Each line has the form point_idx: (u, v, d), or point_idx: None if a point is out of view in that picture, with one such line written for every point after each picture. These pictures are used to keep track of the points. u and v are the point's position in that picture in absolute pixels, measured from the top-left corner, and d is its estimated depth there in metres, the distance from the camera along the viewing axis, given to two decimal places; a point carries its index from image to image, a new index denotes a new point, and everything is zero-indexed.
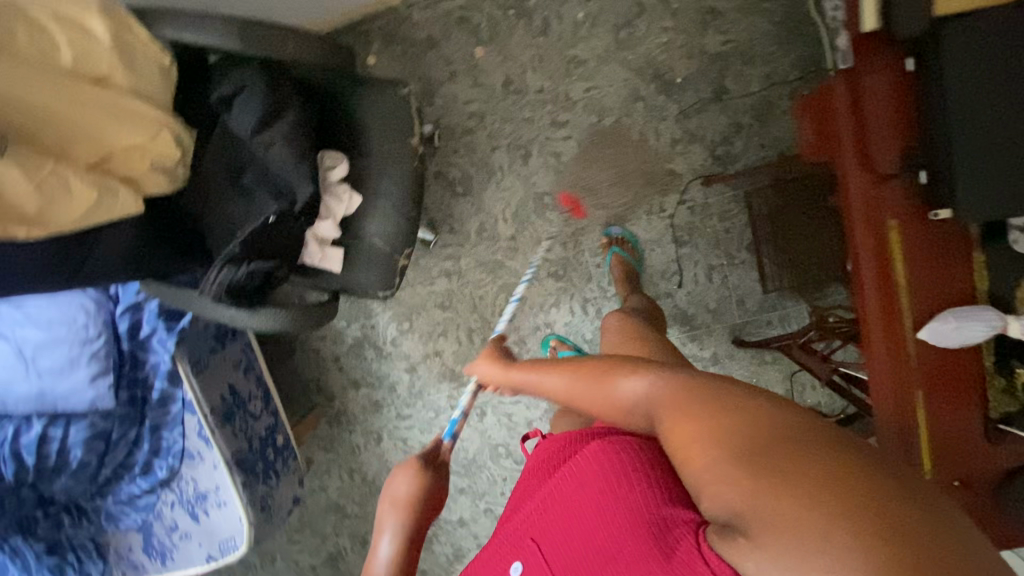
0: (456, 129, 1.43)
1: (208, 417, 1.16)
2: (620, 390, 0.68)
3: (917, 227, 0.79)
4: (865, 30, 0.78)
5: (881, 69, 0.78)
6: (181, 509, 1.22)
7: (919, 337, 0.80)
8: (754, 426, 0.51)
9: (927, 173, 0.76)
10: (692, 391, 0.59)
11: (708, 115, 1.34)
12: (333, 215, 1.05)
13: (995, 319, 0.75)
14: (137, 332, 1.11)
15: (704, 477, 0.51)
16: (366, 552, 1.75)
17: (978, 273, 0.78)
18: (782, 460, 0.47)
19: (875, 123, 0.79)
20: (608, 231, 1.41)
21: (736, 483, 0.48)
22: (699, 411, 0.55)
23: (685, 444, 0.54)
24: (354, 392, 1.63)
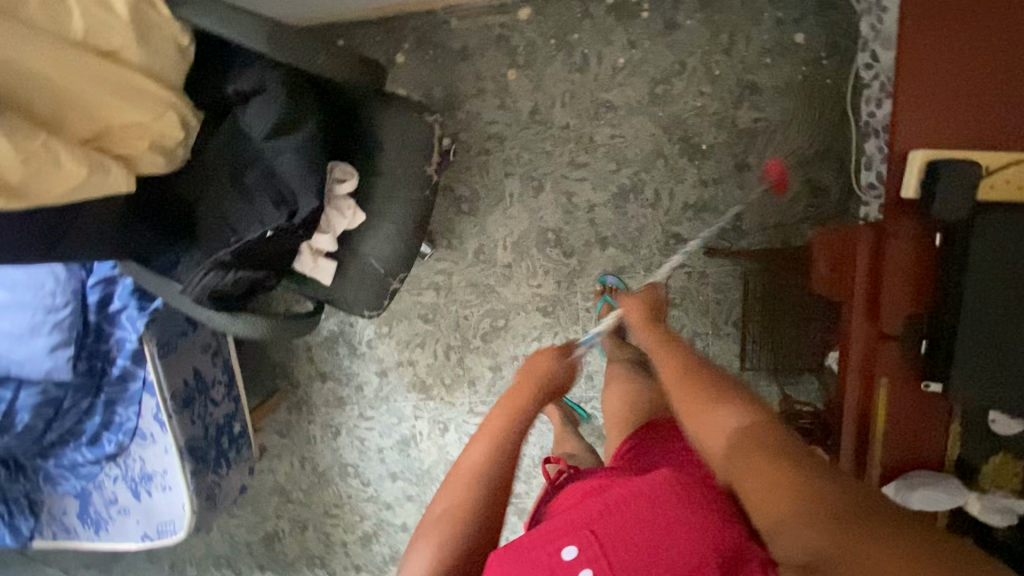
0: (472, 146, 1.39)
1: (167, 402, 1.12)
2: (715, 417, 0.67)
3: (907, 385, 0.89)
4: (905, 195, 0.85)
5: (906, 237, 0.86)
6: (123, 485, 1.20)
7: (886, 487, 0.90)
8: (831, 486, 0.53)
9: (926, 344, 0.85)
10: (760, 432, 0.62)
11: (725, 187, 1.33)
12: (333, 230, 1.01)
13: (956, 492, 0.85)
14: (106, 305, 1.07)
15: (777, 523, 0.54)
16: (303, 538, 1.76)
17: (952, 440, 0.88)
18: (865, 526, 0.48)
19: (892, 286, 0.87)
20: (602, 278, 1.39)
21: (813, 534, 0.50)
22: (777, 456, 0.58)
23: (757, 487, 0.57)
24: (320, 384, 1.61)
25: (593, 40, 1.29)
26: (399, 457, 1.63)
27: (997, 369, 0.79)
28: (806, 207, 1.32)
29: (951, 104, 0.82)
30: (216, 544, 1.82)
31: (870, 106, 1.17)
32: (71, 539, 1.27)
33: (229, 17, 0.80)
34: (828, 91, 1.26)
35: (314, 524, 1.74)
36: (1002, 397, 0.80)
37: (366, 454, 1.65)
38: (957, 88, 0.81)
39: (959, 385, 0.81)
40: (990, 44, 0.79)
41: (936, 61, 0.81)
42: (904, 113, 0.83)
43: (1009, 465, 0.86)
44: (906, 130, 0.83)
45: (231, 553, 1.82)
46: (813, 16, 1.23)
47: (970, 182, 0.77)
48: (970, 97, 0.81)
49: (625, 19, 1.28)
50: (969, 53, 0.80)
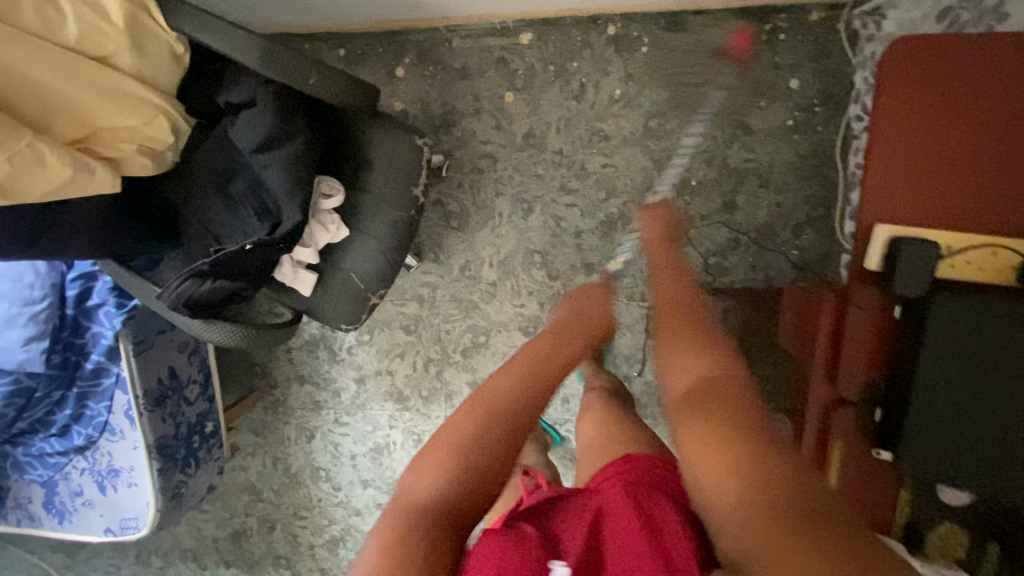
0: (465, 164, 1.40)
1: (139, 399, 1.13)
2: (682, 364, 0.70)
3: (859, 452, 0.91)
4: (869, 266, 0.87)
5: (866, 309, 0.89)
6: (90, 478, 1.20)
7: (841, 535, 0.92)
8: (773, 468, 0.56)
9: (879, 414, 0.88)
10: (709, 399, 0.62)
11: (711, 224, 1.34)
12: (315, 244, 1.01)
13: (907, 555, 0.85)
14: (85, 300, 1.07)
15: (710, 502, 0.58)
16: (271, 537, 1.76)
17: (902, 506, 0.90)
18: (785, 508, 0.53)
19: (849, 355, 0.90)
20: None
21: (744, 527, 0.54)
22: (729, 429, 0.60)
23: (696, 469, 0.61)
24: (297, 387, 1.62)
25: (591, 70, 1.30)
26: (371, 464, 1.64)
27: (950, 446, 0.80)
28: (789, 249, 1.33)
29: (912, 182, 0.85)
30: (183, 537, 1.82)
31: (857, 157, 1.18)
32: (34, 527, 1.27)
33: (225, 32, 0.81)
34: (818, 138, 1.27)
35: (282, 524, 1.74)
36: (947, 475, 0.81)
37: (339, 459, 1.65)
38: (928, 167, 0.84)
39: (907, 459, 0.83)
40: (947, 127, 0.83)
41: (905, 141, 0.85)
42: (874, 189, 0.86)
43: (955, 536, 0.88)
44: (875, 204, 0.86)
45: (197, 547, 1.82)
46: (810, 63, 1.24)
47: (925, 264, 0.81)
48: (939, 178, 0.84)
49: (624, 51, 1.29)
50: (938, 135, 0.84)
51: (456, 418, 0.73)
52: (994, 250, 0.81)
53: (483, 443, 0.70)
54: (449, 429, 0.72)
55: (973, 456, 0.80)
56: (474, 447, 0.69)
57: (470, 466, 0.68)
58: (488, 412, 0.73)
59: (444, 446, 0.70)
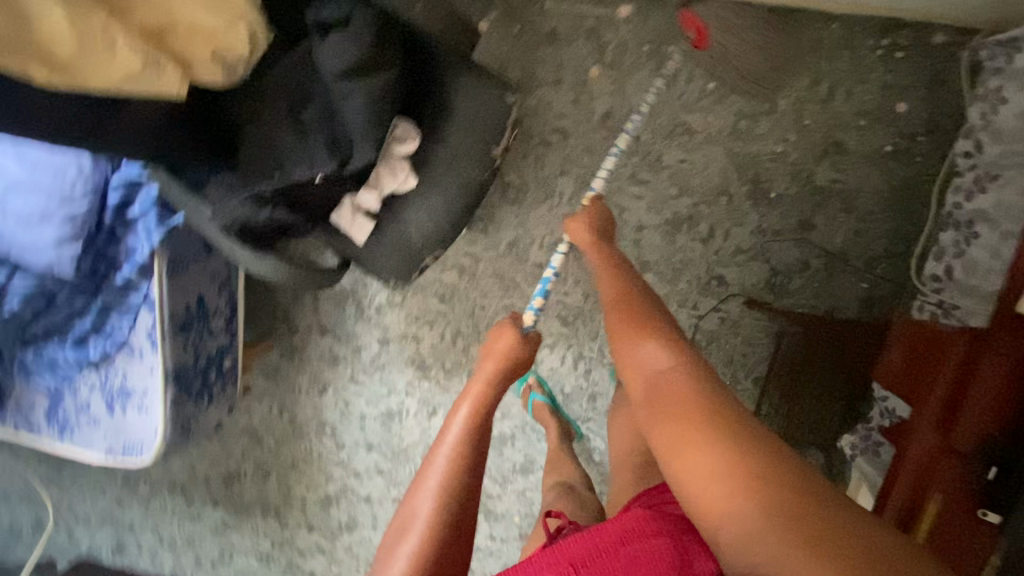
0: (534, 135, 1.32)
1: (165, 322, 1.06)
2: (647, 359, 0.78)
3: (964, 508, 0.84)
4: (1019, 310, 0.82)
5: (1000, 358, 0.84)
6: (99, 395, 1.14)
7: None
8: (752, 464, 0.61)
9: (994, 472, 0.81)
10: (703, 398, 0.69)
11: (783, 241, 1.27)
12: (380, 189, 0.94)
13: None
14: (125, 209, 1.00)
15: (720, 517, 0.60)
16: (263, 485, 1.72)
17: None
18: (793, 500, 0.58)
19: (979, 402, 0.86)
20: None
21: (761, 528, 0.57)
22: (701, 428, 0.65)
23: (699, 484, 0.62)
24: (318, 338, 1.56)
25: (687, 57, 1.22)
26: (380, 428, 1.59)
27: None
28: (859, 281, 1.26)
29: None
30: (173, 470, 1.78)
31: (958, 196, 1.12)
32: (32, 436, 1.21)
33: None
34: (914, 170, 1.20)
35: (278, 474, 1.70)
36: None
37: (347, 418, 1.60)
38: None
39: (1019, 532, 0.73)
40: None
41: None
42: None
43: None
44: None
45: (186, 482, 1.77)
46: (921, 89, 1.17)
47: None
48: None
49: None
50: None
51: (409, 515, 0.83)
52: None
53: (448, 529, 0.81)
54: (417, 510, 0.83)
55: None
56: (448, 512, 0.82)
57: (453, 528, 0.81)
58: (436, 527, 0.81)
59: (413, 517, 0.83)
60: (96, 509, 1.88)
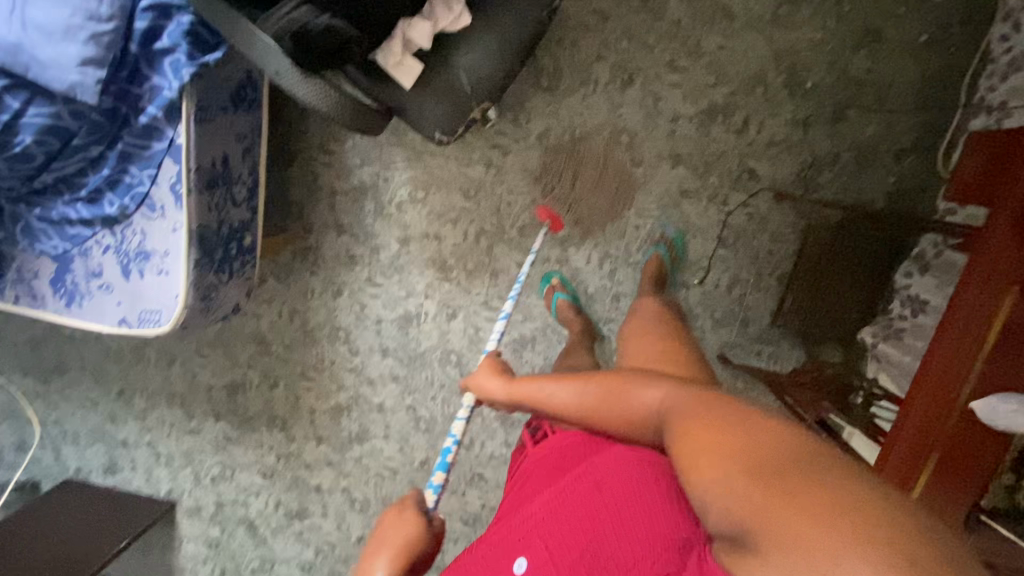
0: (571, 18, 1.29)
1: (191, 174, 1.00)
2: (637, 398, 0.73)
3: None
4: None
5: None
6: (113, 258, 1.07)
7: (972, 405, 0.71)
8: (750, 445, 0.55)
9: None
10: (712, 403, 0.63)
11: (816, 133, 1.28)
12: (434, 22, 0.89)
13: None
14: (153, 40, 0.93)
15: (713, 489, 0.55)
16: (270, 395, 1.67)
17: None
18: (785, 474, 0.51)
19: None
20: (664, 224, 1.37)
21: (743, 496, 0.52)
22: (714, 422, 0.60)
23: (697, 463, 0.58)
24: (334, 237, 1.50)
25: None
26: (396, 333, 1.56)
27: None
28: (887, 176, 1.28)
29: None
30: (173, 381, 1.70)
31: (991, 81, 1.15)
32: (35, 307, 1.13)
33: None
34: (948, 61, 1.21)
35: (286, 383, 1.65)
36: None
37: (362, 322, 1.56)
38: None
39: None
40: None
41: None
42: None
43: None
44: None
45: (187, 394, 1.70)
46: None
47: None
48: None
49: None
50: None
51: None
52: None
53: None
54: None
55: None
56: None
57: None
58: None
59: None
60: (87, 425, 1.78)
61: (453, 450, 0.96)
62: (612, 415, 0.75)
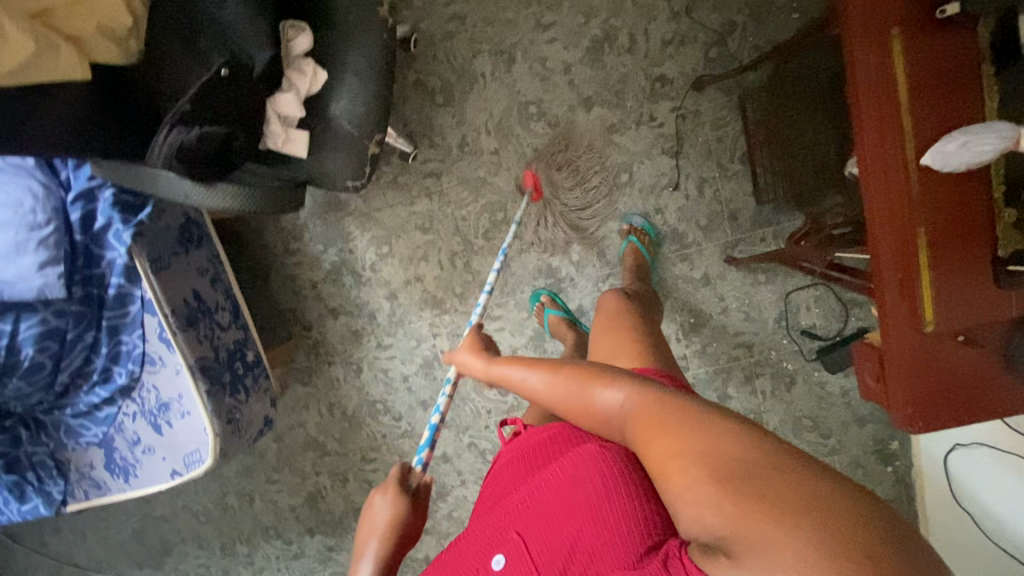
0: (435, 34, 1.36)
1: (169, 318, 1.09)
2: (597, 398, 0.67)
3: (925, 40, 0.63)
4: None
5: None
6: (144, 421, 1.16)
7: (924, 166, 0.64)
8: (716, 445, 0.49)
9: None
10: (677, 410, 0.56)
11: (700, 13, 1.27)
12: (296, 90, 0.97)
13: (1007, 129, 0.60)
14: (91, 224, 1.05)
15: (682, 496, 0.49)
16: (346, 491, 1.70)
17: (988, 94, 0.63)
18: (751, 478, 0.46)
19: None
20: (628, 219, 1.38)
21: (708, 502, 0.47)
22: (673, 430, 0.53)
23: (663, 469, 0.51)
24: (333, 321, 1.57)
25: None
26: (425, 382, 1.57)
27: None
28: (789, 14, 1.24)
29: None
30: (261, 516, 1.76)
31: None
32: (104, 494, 1.23)
33: None
34: None
35: (354, 473, 1.68)
36: None
37: (392, 387, 1.59)
38: None
39: None
40: None
41: None
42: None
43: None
44: None
45: (278, 523, 1.76)
46: None
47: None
48: None
49: None
50: None
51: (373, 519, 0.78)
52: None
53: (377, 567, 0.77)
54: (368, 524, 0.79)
55: None
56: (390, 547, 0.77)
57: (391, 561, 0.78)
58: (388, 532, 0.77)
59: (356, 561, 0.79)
60: None
61: (437, 425, 0.92)
62: (575, 412, 0.70)
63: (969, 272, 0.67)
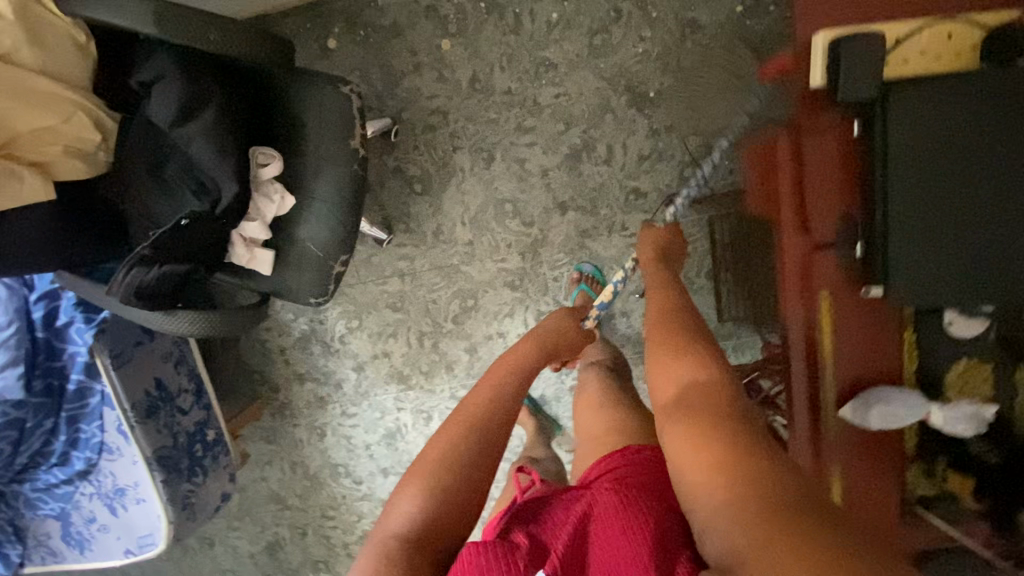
0: (416, 124, 1.36)
1: (128, 413, 1.11)
2: (670, 377, 0.68)
3: (850, 302, 0.73)
4: (813, 86, 0.70)
5: (825, 133, 0.70)
6: (100, 502, 1.19)
7: (840, 415, 0.75)
8: (755, 474, 0.51)
9: (862, 247, 0.71)
10: (731, 422, 0.59)
11: (679, 133, 1.28)
12: (262, 216, 0.98)
13: (919, 405, 0.72)
14: (53, 320, 1.07)
15: (714, 520, 0.52)
16: (304, 544, 1.74)
17: (907, 354, 0.74)
18: (783, 514, 0.47)
19: (814, 189, 0.72)
20: (579, 266, 1.37)
21: (737, 525, 0.48)
22: (708, 445, 0.57)
23: (704, 485, 0.54)
24: (300, 386, 1.59)
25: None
26: (387, 451, 1.61)
27: (948, 207, 0.65)
28: None
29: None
30: (220, 559, 1.80)
31: None
32: (60, 561, 1.27)
33: (117, 5, 0.77)
34: (770, 20, 1.19)
35: (312, 528, 1.72)
36: (952, 293, 0.67)
37: (354, 452, 1.62)
38: None
39: (900, 276, 0.68)
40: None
41: None
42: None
43: (979, 369, 0.72)
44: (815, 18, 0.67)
45: (236, 567, 1.80)
46: None
47: (875, 53, 0.63)
48: None
49: None
50: None
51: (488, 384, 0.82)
52: (947, 31, 0.66)
53: (449, 468, 0.70)
54: (460, 411, 0.77)
55: (959, 261, 0.66)
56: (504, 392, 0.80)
57: (452, 464, 0.70)
58: (478, 427, 0.74)
59: (425, 468, 0.70)
60: None
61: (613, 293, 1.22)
62: (654, 383, 0.71)
63: (878, 500, 0.78)
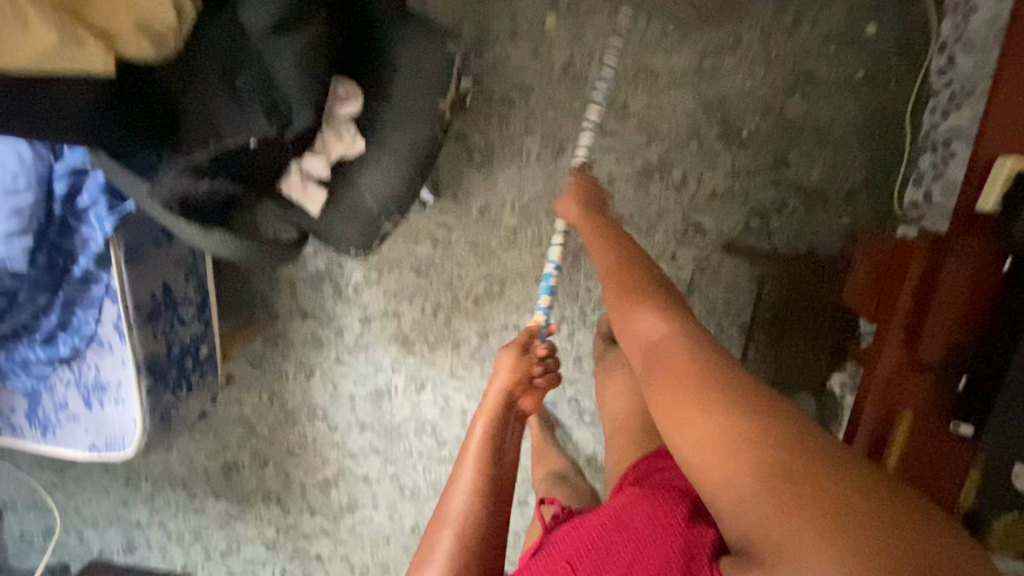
0: (495, 93, 1.28)
1: (129, 312, 1.04)
2: (640, 329, 0.73)
3: (935, 423, 0.89)
4: (982, 208, 0.84)
5: (970, 261, 0.84)
6: (76, 391, 1.14)
7: None
8: (759, 434, 0.55)
9: (967, 382, 0.85)
10: (704, 365, 0.63)
11: (759, 181, 1.23)
12: (328, 154, 0.91)
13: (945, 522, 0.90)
14: (75, 197, 0.99)
15: (722, 489, 0.56)
16: (261, 474, 1.72)
17: (968, 488, 0.88)
18: (797, 474, 0.52)
19: (933, 314, 0.86)
20: None
21: (749, 489, 0.54)
22: (696, 400, 0.60)
23: (705, 452, 0.57)
24: (300, 321, 1.54)
25: None
26: (370, 408, 1.58)
27: None
28: (841, 218, 1.21)
29: None
30: (173, 465, 1.77)
31: (934, 116, 1.08)
32: (16, 437, 1.21)
33: None
34: (886, 94, 1.15)
35: (274, 461, 1.69)
36: None
37: (337, 400, 1.59)
38: None
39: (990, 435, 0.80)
40: None
41: None
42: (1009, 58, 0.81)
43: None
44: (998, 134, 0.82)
45: (187, 477, 1.77)
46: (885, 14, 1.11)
47: None
48: None
49: None
50: None
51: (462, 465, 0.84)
52: None
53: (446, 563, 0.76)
54: (447, 497, 0.82)
55: None
56: (483, 476, 0.83)
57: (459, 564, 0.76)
58: (470, 518, 0.80)
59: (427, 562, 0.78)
60: (102, 509, 1.86)
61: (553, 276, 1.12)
62: (624, 338, 0.76)
63: None
